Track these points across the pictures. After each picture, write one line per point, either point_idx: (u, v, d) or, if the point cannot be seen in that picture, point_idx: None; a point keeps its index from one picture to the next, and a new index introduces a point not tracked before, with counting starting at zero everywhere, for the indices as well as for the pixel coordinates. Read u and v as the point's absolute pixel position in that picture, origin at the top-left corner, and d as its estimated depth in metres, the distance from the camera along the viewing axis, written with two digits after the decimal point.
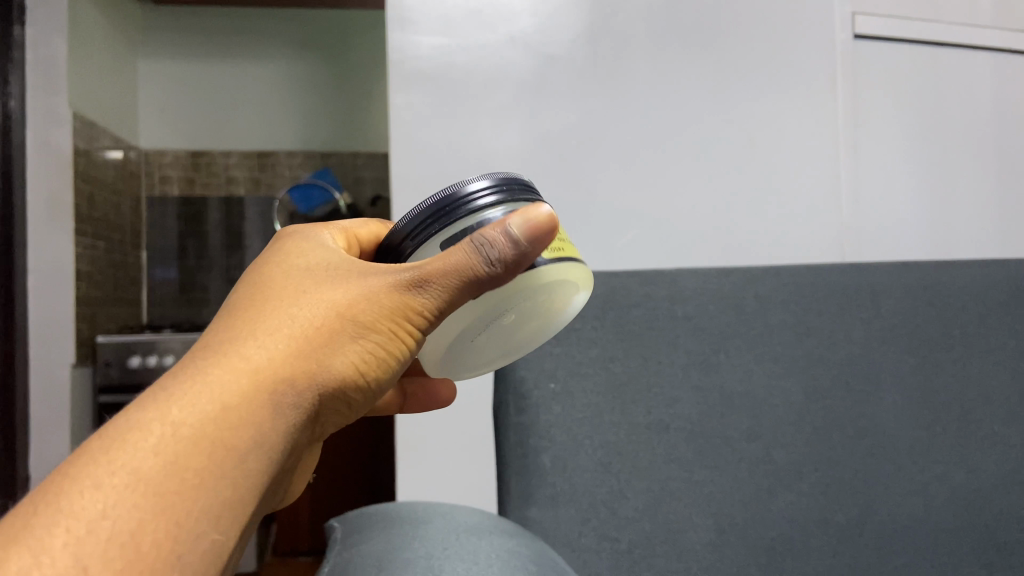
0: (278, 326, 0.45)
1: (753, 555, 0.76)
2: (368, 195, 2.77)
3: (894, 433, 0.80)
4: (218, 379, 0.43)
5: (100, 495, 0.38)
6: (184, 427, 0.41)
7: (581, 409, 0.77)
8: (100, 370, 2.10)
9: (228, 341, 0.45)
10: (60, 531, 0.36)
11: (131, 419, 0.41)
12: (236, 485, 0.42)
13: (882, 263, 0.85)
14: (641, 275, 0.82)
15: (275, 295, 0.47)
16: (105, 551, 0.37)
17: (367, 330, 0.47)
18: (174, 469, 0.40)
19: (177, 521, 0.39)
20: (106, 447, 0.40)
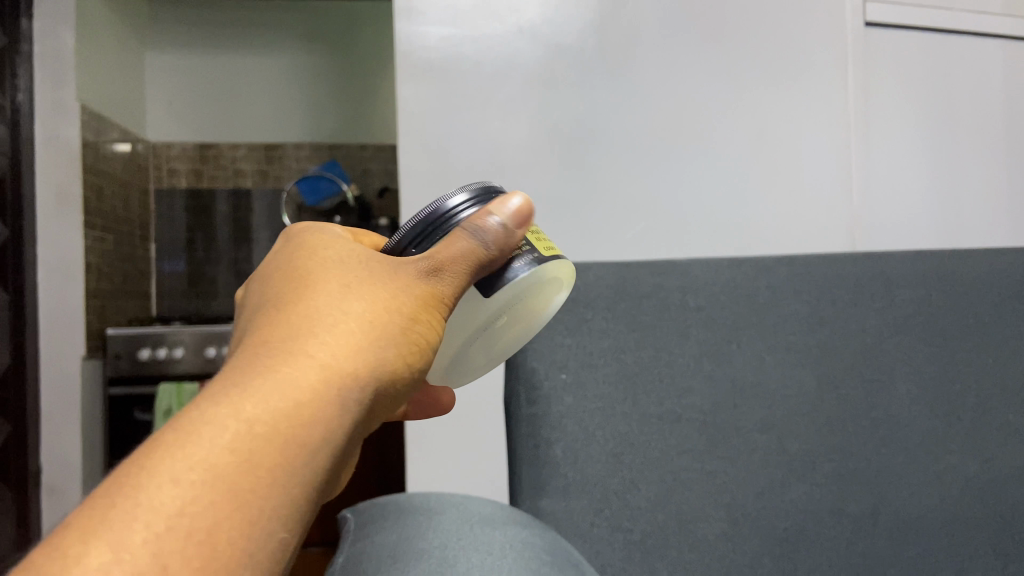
0: (330, 313, 0.42)
1: (766, 546, 0.75)
2: (375, 187, 2.77)
3: (907, 423, 0.80)
4: (282, 369, 0.39)
5: (175, 492, 0.34)
6: (253, 419, 0.37)
7: (592, 400, 0.77)
8: (110, 362, 2.10)
9: (279, 330, 0.41)
10: (137, 531, 0.33)
11: (190, 416, 0.38)
12: (306, 483, 0.38)
13: (896, 252, 0.85)
14: (653, 265, 0.82)
15: (319, 282, 0.44)
16: (183, 553, 0.33)
17: (414, 319, 0.45)
18: (246, 465, 0.36)
19: (250, 521, 0.36)
20: (171, 444, 0.36)
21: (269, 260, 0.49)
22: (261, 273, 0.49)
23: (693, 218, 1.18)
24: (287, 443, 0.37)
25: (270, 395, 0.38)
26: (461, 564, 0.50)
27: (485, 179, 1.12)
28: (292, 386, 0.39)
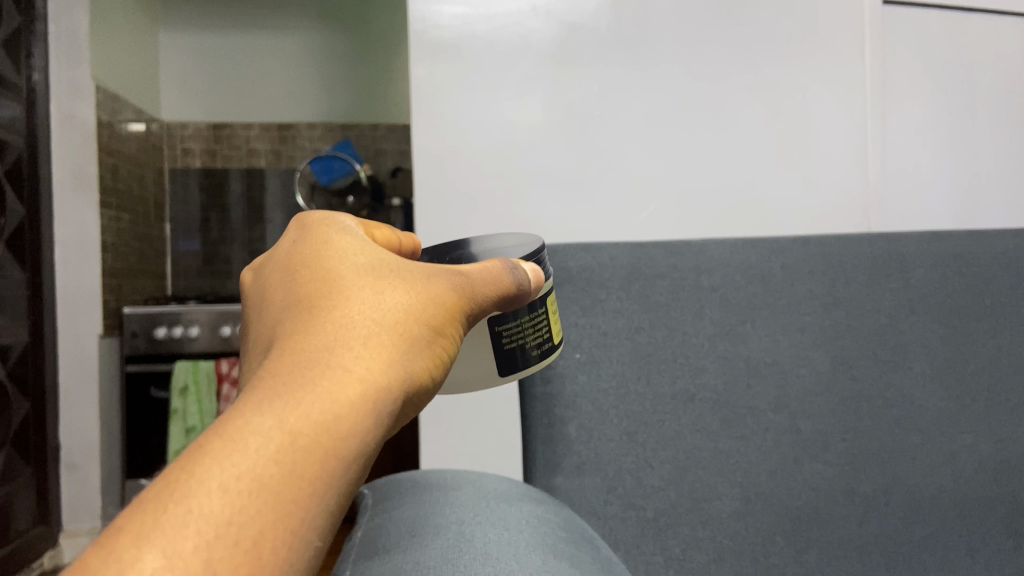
0: (364, 319, 0.40)
1: (778, 524, 0.76)
2: (388, 167, 2.76)
3: (922, 403, 0.80)
4: (322, 375, 0.37)
5: (223, 497, 0.32)
6: (298, 427, 0.35)
7: (606, 379, 0.78)
8: (128, 340, 2.13)
9: (312, 334, 0.39)
10: (187, 540, 0.30)
11: (229, 422, 0.35)
12: (345, 495, 0.36)
13: (913, 232, 0.84)
14: (668, 245, 0.82)
15: (349, 286, 0.42)
16: (231, 564, 0.31)
17: (439, 331, 0.43)
18: (292, 475, 0.34)
19: (293, 533, 0.33)
20: (213, 451, 0.33)
21: (281, 261, 0.47)
22: (273, 276, 0.46)
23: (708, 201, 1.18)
24: (332, 453, 0.35)
25: (313, 403, 0.36)
26: (478, 537, 0.51)
27: (499, 159, 1.12)
28: (334, 393, 0.36)
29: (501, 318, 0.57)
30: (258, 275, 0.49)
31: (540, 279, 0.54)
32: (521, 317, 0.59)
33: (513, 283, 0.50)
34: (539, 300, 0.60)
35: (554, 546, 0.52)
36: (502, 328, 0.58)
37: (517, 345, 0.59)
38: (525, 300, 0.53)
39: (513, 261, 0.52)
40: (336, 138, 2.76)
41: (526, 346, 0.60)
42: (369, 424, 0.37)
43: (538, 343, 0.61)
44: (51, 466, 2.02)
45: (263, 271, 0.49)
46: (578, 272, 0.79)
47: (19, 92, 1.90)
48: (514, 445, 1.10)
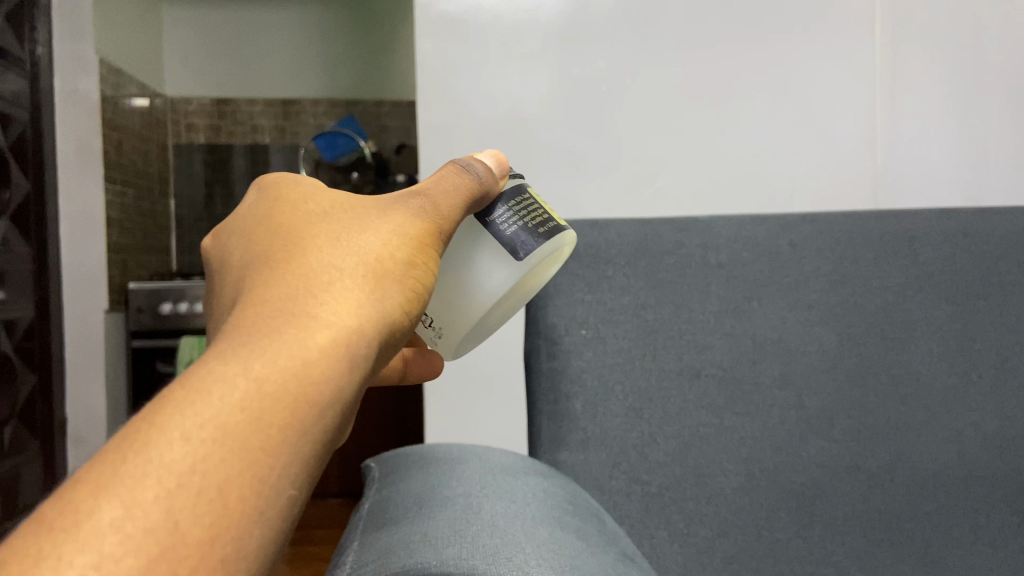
0: (335, 263, 0.39)
1: (782, 500, 0.76)
2: (393, 143, 2.74)
3: (927, 380, 0.79)
4: (289, 323, 0.36)
5: (185, 446, 0.31)
6: (264, 374, 0.34)
7: (612, 355, 0.78)
8: (133, 316, 2.15)
9: (279, 285, 0.38)
10: (148, 490, 0.30)
11: (193, 373, 0.34)
12: (321, 440, 0.35)
13: (922, 210, 0.83)
14: (674, 222, 0.82)
15: (318, 233, 0.41)
16: (195, 513, 0.30)
17: (418, 266, 0.42)
18: (259, 423, 0.33)
19: (262, 481, 0.32)
20: (175, 402, 0.32)
21: (245, 216, 0.46)
22: (237, 233, 0.45)
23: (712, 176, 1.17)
24: (303, 398, 0.34)
25: (279, 350, 0.35)
26: (486, 509, 0.51)
27: (504, 137, 1.12)
28: (302, 340, 0.35)
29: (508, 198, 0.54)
30: (220, 231, 0.47)
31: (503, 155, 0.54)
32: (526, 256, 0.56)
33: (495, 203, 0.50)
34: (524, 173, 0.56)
35: (560, 518, 0.53)
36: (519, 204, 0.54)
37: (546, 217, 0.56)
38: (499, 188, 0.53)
39: (485, 177, 0.50)
40: (341, 114, 2.75)
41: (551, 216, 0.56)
42: (342, 366, 0.36)
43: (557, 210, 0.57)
44: (58, 439, 2.02)
45: (226, 226, 0.47)
46: (585, 249, 0.80)
47: (22, 66, 1.90)
48: (519, 421, 1.10)
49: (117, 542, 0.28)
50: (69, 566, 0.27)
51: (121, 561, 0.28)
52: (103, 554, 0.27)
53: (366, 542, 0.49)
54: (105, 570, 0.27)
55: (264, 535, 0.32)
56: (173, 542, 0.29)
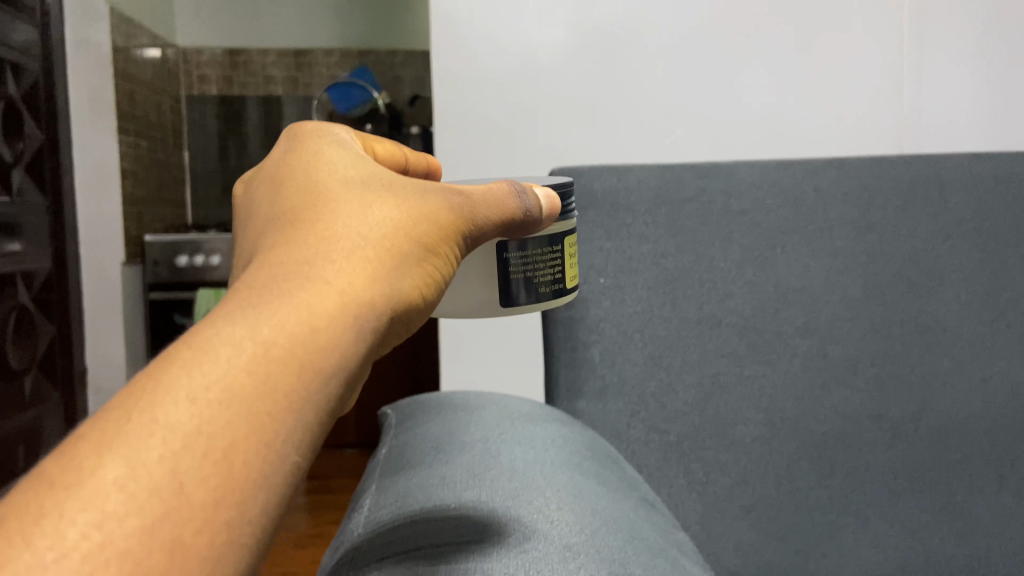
0: (352, 230, 0.36)
1: (804, 449, 0.75)
2: (406, 95, 2.71)
3: (953, 328, 0.77)
4: (300, 288, 0.33)
5: (192, 407, 0.28)
6: (272, 337, 0.31)
7: (631, 303, 0.77)
8: (150, 269, 2.17)
9: (291, 249, 0.35)
10: (152, 449, 0.27)
11: (200, 331, 0.31)
12: (326, 413, 0.32)
13: (954, 153, 0.80)
14: (697, 167, 0.80)
15: (337, 197, 0.38)
16: (201, 475, 0.28)
17: (427, 249, 0.39)
18: (266, 387, 0.30)
19: (267, 448, 0.29)
20: (182, 358, 0.30)
21: (267, 175, 0.43)
22: (259, 192, 0.42)
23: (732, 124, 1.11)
24: (310, 366, 0.31)
25: (289, 314, 0.32)
26: (504, 454, 0.51)
27: (520, 87, 1.08)
28: (312, 306, 0.32)
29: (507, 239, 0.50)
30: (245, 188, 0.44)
31: (554, 205, 0.48)
32: (540, 245, 0.51)
33: (519, 209, 0.45)
34: (555, 235, 0.52)
35: (579, 464, 0.52)
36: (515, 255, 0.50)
37: (527, 278, 0.51)
38: (533, 230, 0.48)
39: (519, 184, 0.47)
40: (354, 64, 2.71)
41: (536, 281, 0.52)
42: (351, 338, 0.33)
43: (551, 280, 0.53)
44: (77, 389, 2.04)
45: (251, 187, 0.44)
46: (603, 195, 0.78)
47: (33, 15, 1.87)
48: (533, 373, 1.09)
49: (120, 502, 0.26)
50: (71, 526, 0.25)
51: (124, 521, 0.26)
52: (107, 513, 0.25)
53: (383, 485, 0.48)
54: (106, 531, 0.25)
55: (271, 499, 0.29)
56: (177, 504, 0.27)
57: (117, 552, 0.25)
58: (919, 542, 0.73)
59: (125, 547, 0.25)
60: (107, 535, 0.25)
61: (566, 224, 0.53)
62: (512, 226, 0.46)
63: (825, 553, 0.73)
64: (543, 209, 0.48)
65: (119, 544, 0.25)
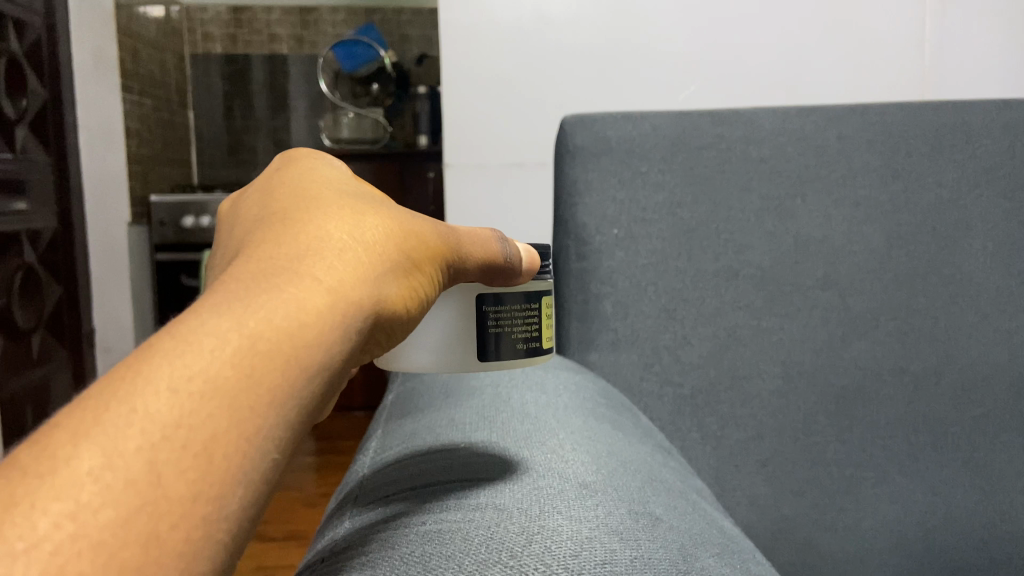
0: (348, 218, 0.31)
1: (822, 403, 0.73)
2: (413, 54, 2.66)
3: (980, 280, 0.73)
4: (287, 279, 0.27)
5: (174, 399, 0.24)
6: (259, 330, 0.26)
7: (645, 255, 0.75)
8: (156, 230, 2.15)
9: (274, 240, 0.30)
10: (130, 439, 0.22)
11: (178, 319, 0.26)
12: (298, 427, 0.27)
13: (986, 98, 0.76)
14: (715, 114, 0.77)
15: (332, 193, 0.33)
16: (179, 468, 0.23)
17: (421, 263, 0.33)
18: (250, 382, 0.25)
19: (246, 449, 0.24)
20: (161, 345, 0.25)
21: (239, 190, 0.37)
22: (236, 201, 0.36)
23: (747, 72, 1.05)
24: (296, 363, 0.26)
25: (274, 306, 0.27)
26: (517, 398, 0.49)
27: (532, 39, 1.04)
28: (301, 298, 0.27)
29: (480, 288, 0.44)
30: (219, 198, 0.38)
31: (534, 263, 0.44)
32: (518, 300, 0.45)
33: (499, 253, 0.40)
34: (533, 292, 0.46)
35: (594, 410, 0.50)
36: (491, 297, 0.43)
37: (501, 333, 0.45)
38: (512, 283, 0.43)
39: (501, 235, 0.42)
40: (359, 22, 2.65)
41: (510, 338, 0.45)
42: (339, 338, 0.28)
43: (527, 338, 0.46)
44: (86, 349, 2.05)
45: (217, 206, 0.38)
46: (617, 143, 0.76)
47: None
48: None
49: (96, 493, 0.21)
50: (43, 516, 0.21)
51: (99, 513, 0.21)
52: (83, 504, 0.21)
53: (389, 429, 0.47)
54: (80, 522, 0.21)
55: (251, 498, 0.24)
56: (155, 497, 0.22)
57: (90, 544, 0.21)
58: (940, 499, 0.71)
59: (97, 539, 0.21)
60: (80, 528, 0.21)
61: (545, 283, 0.47)
62: (492, 272, 0.40)
63: (843, 508, 0.71)
64: (520, 265, 0.43)
65: (92, 536, 0.21)
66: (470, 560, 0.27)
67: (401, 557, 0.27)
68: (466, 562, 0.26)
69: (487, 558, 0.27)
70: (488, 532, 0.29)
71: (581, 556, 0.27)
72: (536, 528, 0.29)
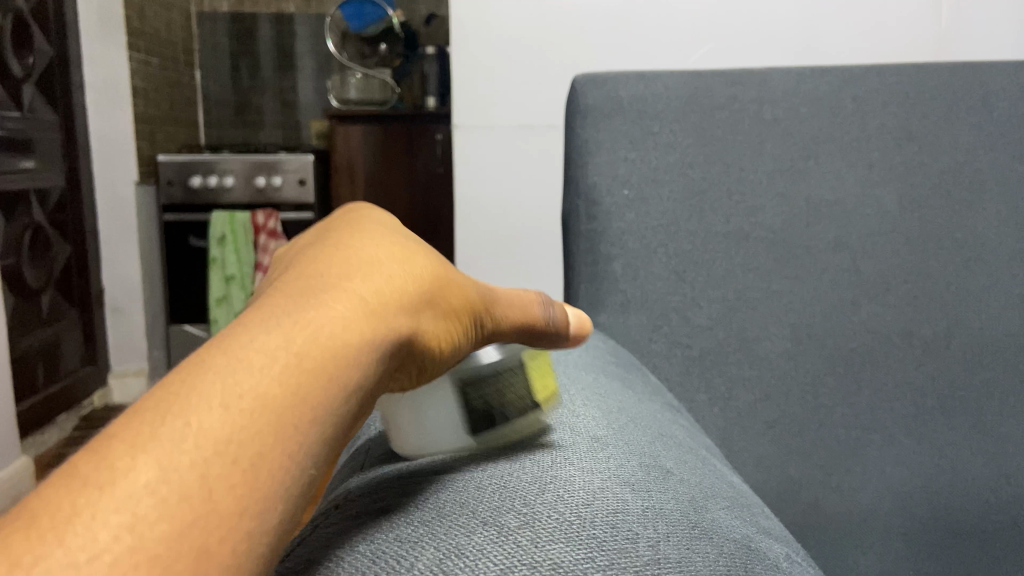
0: (389, 250, 0.30)
1: (830, 365, 0.73)
2: (421, 14, 2.63)
3: (992, 245, 0.73)
4: (333, 300, 0.27)
5: (224, 414, 0.23)
6: (304, 348, 0.25)
7: (656, 216, 0.75)
8: (164, 190, 2.14)
9: (317, 268, 0.29)
10: (182, 454, 0.21)
11: (222, 335, 0.25)
12: (338, 450, 0.25)
13: (1003, 59, 0.75)
14: (728, 75, 0.77)
15: (375, 230, 0.32)
16: (228, 484, 0.22)
17: (461, 306, 0.32)
18: (298, 399, 0.24)
19: (289, 469, 0.23)
20: (209, 359, 0.24)
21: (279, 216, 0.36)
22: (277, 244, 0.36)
23: (754, 32, 1.03)
24: (339, 387, 0.25)
25: (321, 327, 0.26)
26: None
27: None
28: (343, 321, 0.26)
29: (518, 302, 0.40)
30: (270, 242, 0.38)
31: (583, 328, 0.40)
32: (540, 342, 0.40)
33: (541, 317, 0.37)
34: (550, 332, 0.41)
35: (605, 367, 0.50)
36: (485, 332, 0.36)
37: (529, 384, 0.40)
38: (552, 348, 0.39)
39: (546, 298, 0.38)
40: None
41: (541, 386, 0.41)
42: (377, 368, 0.27)
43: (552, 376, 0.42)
44: (94, 307, 2.06)
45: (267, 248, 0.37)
46: (629, 103, 0.76)
47: None
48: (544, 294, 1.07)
49: (152, 506, 0.20)
50: (104, 528, 0.19)
51: (155, 525, 0.20)
52: (138, 517, 0.20)
53: None
54: (138, 535, 0.20)
55: (293, 519, 0.23)
56: (205, 509, 0.21)
57: (148, 558, 0.19)
58: (947, 461, 0.71)
59: (154, 552, 0.20)
60: (137, 542, 0.20)
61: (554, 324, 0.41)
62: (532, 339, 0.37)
63: (850, 469, 0.72)
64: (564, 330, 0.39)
65: (149, 549, 0.20)
66: (484, 508, 0.27)
67: (421, 503, 0.28)
68: (481, 508, 0.27)
69: (500, 505, 0.27)
70: (502, 481, 0.29)
71: (593, 504, 0.27)
72: (549, 477, 0.30)
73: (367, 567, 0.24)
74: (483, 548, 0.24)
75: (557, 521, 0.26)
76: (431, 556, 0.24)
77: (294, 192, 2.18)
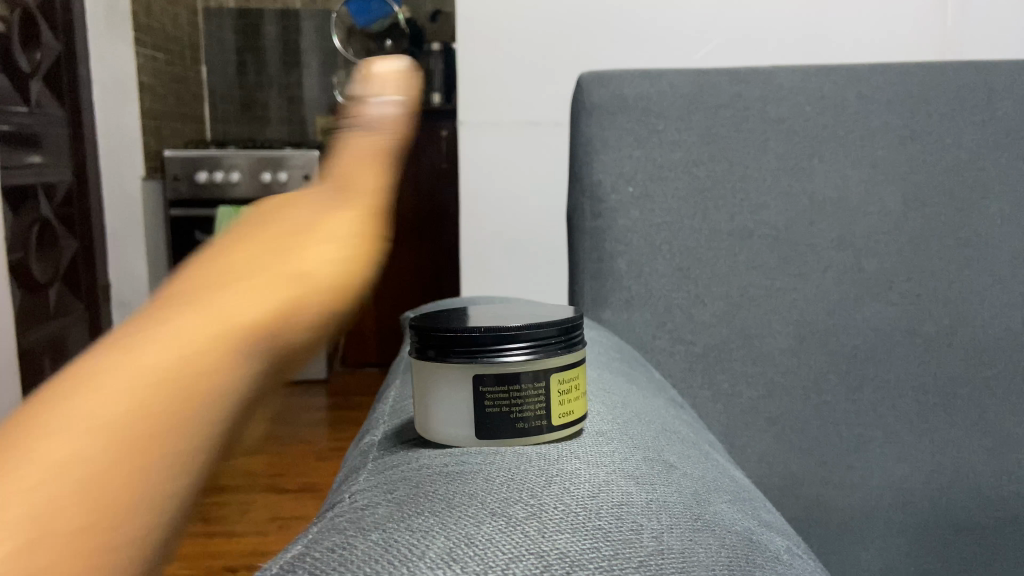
0: (183, 322, 0.40)
1: (833, 362, 0.74)
2: (427, 10, 2.64)
3: (995, 243, 0.73)
4: (125, 369, 0.36)
5: (45, 462, 0.32)
6: (105, 407, 0.35)
7: (660, 214, 0.75)
8: (170, 185, 2.16)
9: (123, 343, 0.38)
10: (20, 494, 0.31)
11: (49, 403, 0.35)
12: (153, 475, 0.35)
13: (1007, 59, 0.76)
14: (733, 73, 0.77)
15: (178, 306, 0.42)
16: (62, 514, 0.31)
17: (247, 339, 0.41)
18: (102, 448, 0.34)
19: (105, 494, 0.33)
20: (38, 425, 0.33)
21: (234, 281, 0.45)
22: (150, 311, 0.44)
23: (756, 31, 1.04)
24: (132, 432, 0.35)
25: (106, 390, 0.35)
26: None
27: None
28: (130, 383, 0.36)
29: (579, 321, 0.40)
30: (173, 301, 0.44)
31: None
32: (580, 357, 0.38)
33: None
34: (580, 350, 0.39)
35: (607, 363, 0.51)
36: (509, 337, 0.36)
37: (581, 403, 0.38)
38: None
39: None
40: None
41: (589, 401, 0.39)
42: (161, 415, 0.36)
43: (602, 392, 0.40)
44: (101, 302, 2.07)
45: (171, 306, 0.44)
46: (635, 101, 0.76)
47: None
48: (544, 287, 1.08)
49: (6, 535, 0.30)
50: None
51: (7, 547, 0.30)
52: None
53: (403, 383, 0.47)
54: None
55: (122, 529, 0.33)
56: (43, 533, 0.31)
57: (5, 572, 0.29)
58: (949, 459, 0.72)
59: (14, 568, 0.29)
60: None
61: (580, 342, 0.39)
62: None
63: (850, 465, 0.72)
64: None
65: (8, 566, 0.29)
66: (492, 499, 0.28)
67: (428, 494, 0.29)
68: (489, 499, 0.28)
69: (508, 497, 0.28)
70: (508, 473, 0.30)
71: (599, 496, 0.28)
72: (555, 471, 0.30)
73: (378, 555, 0.24)
74: (493, 538, 0.25)
75: (563, 512, 0.27)
76: (441, 545, 0.24)
77: (300, 187, 2.21)
